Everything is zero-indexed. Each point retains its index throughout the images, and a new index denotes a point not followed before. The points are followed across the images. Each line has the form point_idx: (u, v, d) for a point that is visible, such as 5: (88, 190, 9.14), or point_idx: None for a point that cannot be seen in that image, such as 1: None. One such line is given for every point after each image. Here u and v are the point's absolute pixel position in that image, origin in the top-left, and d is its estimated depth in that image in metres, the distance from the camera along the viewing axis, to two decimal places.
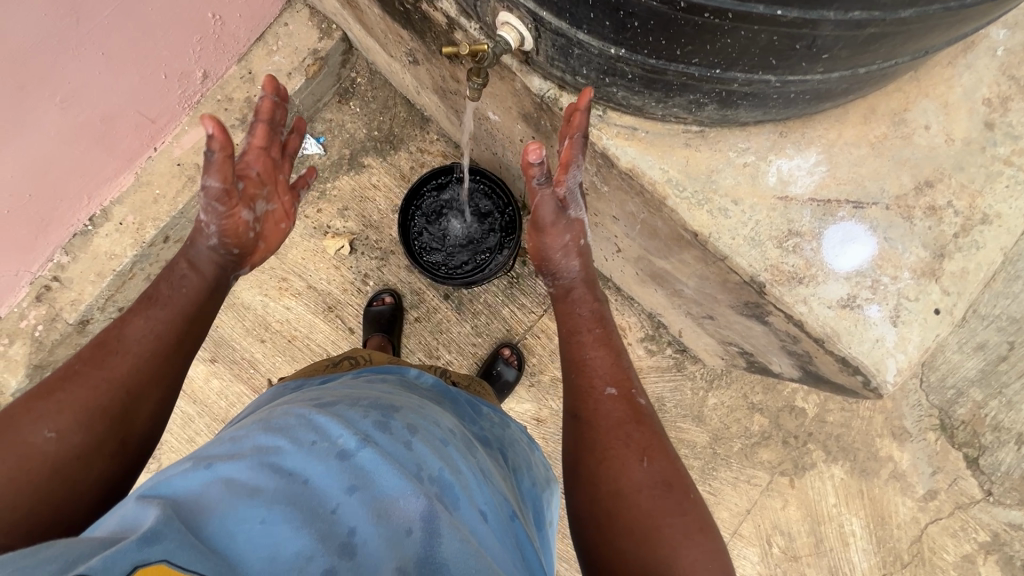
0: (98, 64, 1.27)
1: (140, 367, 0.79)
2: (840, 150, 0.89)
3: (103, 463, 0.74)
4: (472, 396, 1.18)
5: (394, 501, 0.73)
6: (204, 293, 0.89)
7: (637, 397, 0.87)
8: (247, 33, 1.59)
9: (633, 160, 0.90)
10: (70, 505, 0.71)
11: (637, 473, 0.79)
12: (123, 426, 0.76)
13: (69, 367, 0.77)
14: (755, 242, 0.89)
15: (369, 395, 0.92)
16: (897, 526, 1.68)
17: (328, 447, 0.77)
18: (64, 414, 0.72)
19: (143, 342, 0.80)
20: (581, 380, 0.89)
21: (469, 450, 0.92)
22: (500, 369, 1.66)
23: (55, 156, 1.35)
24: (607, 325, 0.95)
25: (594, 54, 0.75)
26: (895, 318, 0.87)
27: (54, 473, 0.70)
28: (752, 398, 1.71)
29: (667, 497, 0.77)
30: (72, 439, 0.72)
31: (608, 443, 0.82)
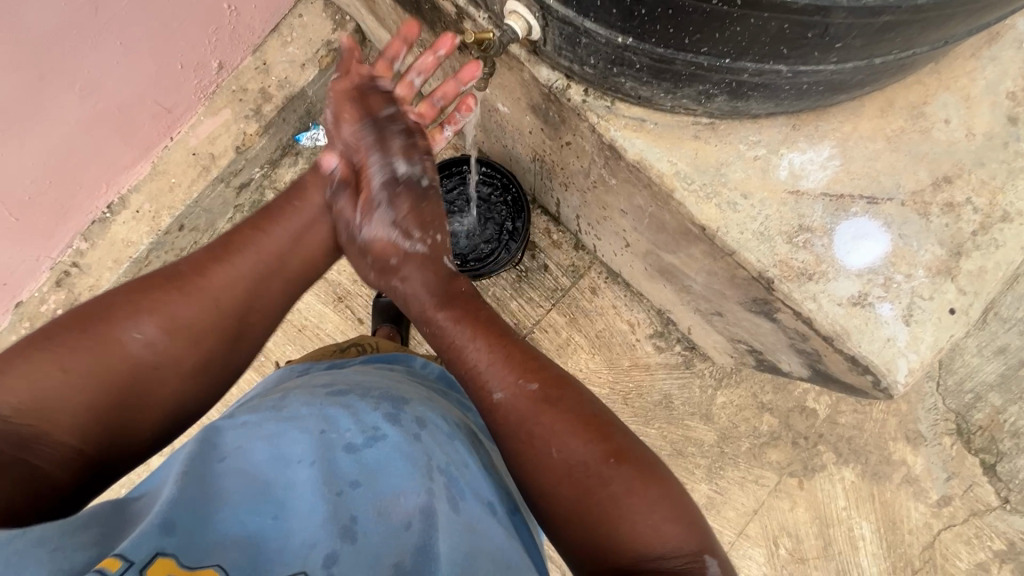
0: (116, 54, 1.29)
1: (230, 292, 0.84)
2: (854, 144, 0.87)
3: (178, 381, 0.79)
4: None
5: (396, 497, 0.73)
6: (293, 242, 0.91)
7: (528, 383, 0.79)
8: (262, 24, 1.60)
9: (641, 151, 0.89)
10: (137, 412, 0.76)
11: (552, 461, 0.75)
12: (205, 349, 0.81)
13: (171, 274, 0.83)
14: (764, 237, 0.87)
15: (378, 386, 0.92)
16: (909, 531, 1.64)
17: (337, 438, 0.78)
18: (157, 320, 0.78)
19: (242, 271, 0.86)
20: (471, 385, 0.82)
21: (474, 446, 0.91)
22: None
23: (74, 143, 1.38)
24: (477, 318, 0.86)
25: (602, 43, 0.74)
26: (907, 317, 0.85)
27: (132, 374, 0.75)
28: (762, 397, 1.69)
29: (590, 471, 0.74)
30: (161, 350, 0.78)
31: (519, 445, 0.77)
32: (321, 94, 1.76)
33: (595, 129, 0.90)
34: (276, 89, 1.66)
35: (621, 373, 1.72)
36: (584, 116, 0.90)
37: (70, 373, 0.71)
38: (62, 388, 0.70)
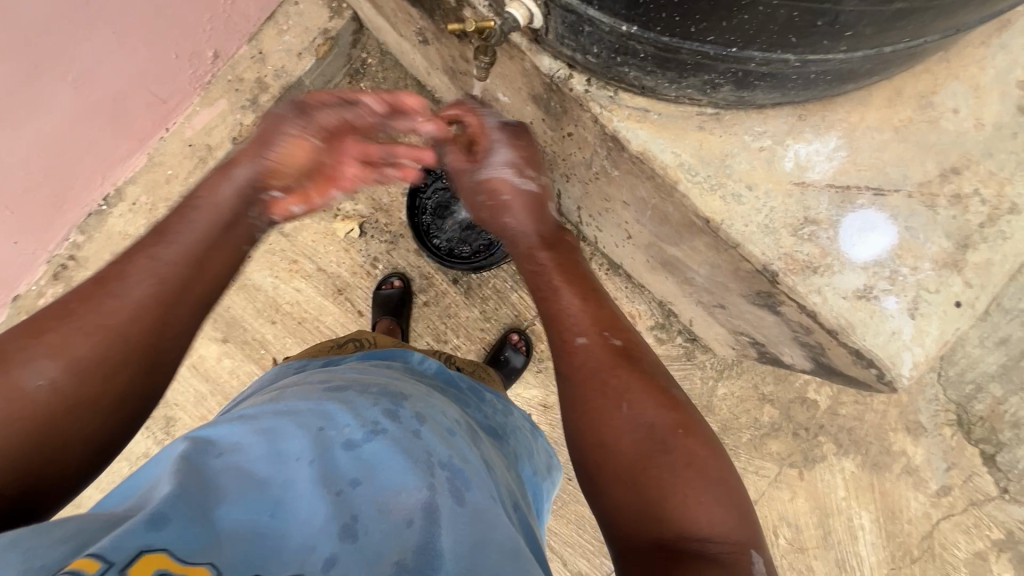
0: (109, 44, 1.27)
1: (139, 319, 0.76)
2: (861, 134, 0.86)
3: (98, 417, 0.72)
4: (475, 382, 1.19)
5: (395, 496, 0.73)
6: (218, 230, 0.88)
7: (610, 338, 0.86)
8: (257, 12, 1.58)
9: (645, 143, 0.88)
10: (63, 457, 0.69)
11: (619, 418, 0.78)
12: (121, 382, 0.74)
13: (65, 305, 0.75)
14: (768, 230, 0.86)
15: (377, 382, 0.93)
16: (908, 521, 1.65)
17: (336, 435, 0.78)
18: (58, 360, 0.70)
19: (146, 285, 0.78)
20: (554, 332, 0.90)
21: (474, 441, 0.92)
22: (508, 355, 1.66)
23: (69, 135, 1.36)
24: (574, 276, 0.96)
25: (606, 32, 0.73)
26: (913, 310, 0.84)
27: (45, 421, 0.68)
28: (763, 388, 1.69)
29: (651, 436, 0.76)
30: (68, 391, 0.70)
31: (587, 395, 0.82)
32: (318, 83, 1.71)
33: (598, 119, 0.89)
34: (272, 78, 1.62)
35: None
36: (587, 106, 0.89)
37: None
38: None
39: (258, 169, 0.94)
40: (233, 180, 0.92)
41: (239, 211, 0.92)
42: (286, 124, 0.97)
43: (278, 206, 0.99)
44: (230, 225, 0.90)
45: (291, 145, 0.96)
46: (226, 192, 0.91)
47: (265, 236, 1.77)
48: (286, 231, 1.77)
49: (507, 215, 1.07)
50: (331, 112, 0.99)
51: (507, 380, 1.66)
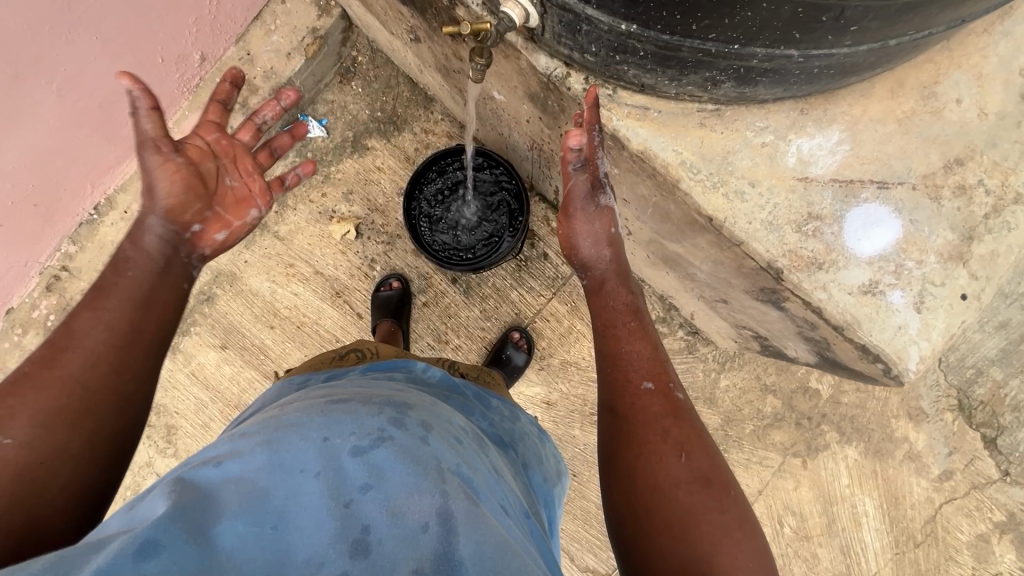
0: (92, 50, 1.24)
1: (94, 364, 0.75)
2: (864, 127, 0.85)
3: (74, 466, 0.71)
4: (480, 390, 1.18)
5: (406, 500, 0.72)
6: (157, 277, 0.87)
7: (675, 391, 0.88)
8: (244, 12, 1.54)
9: (645, 141, 0.86)
10: (44, 511, 0.68)
11: (675, 468, 0.80)
12: (87, 427, 0.73)
13: (14, 373, 0.73)
14: (772, 227, 0.85)
15: (381, 392, 0.91)
16: (911, 506, 1.67)
17: (341, 443, 0.77)
18: (18, 419, 0.69)
19: (95, 334, 0.77)
20: (616, 372, 0.90)
21: (481, 449, 0.91)
22: (510, 354, 1.65)
23: (55, 144, 1.33)
24: (642, 318, 0.96)
25: (604, 30, 0.71)
26: (918, 304, 0.83)
27: (16, 478, 0.67)
28: (766, 379, 1.69)
29: (705, 493, 0.78)
30: (36, 446, 0.69)
31: (647, 437, 0.82)
32: (309, 83, 1.67)
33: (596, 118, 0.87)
34: (261, 80, 1.59)
35: None
36: None
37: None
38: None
39: (165, 204, 0.90)
40: (151, 228, 0.90)
41: (170, 255, 0.91)
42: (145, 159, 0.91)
43: (203, 236, 0.96)
44: (167, 271, 0.89)
45: (167, 171, 0.92)
46: (149, 241, 0.89)
47: (260, 240, 1.75)
48: (281, 235, 1.75)
49: (602, 245, 1.00)
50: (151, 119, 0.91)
51: (510, 379, 1.65)
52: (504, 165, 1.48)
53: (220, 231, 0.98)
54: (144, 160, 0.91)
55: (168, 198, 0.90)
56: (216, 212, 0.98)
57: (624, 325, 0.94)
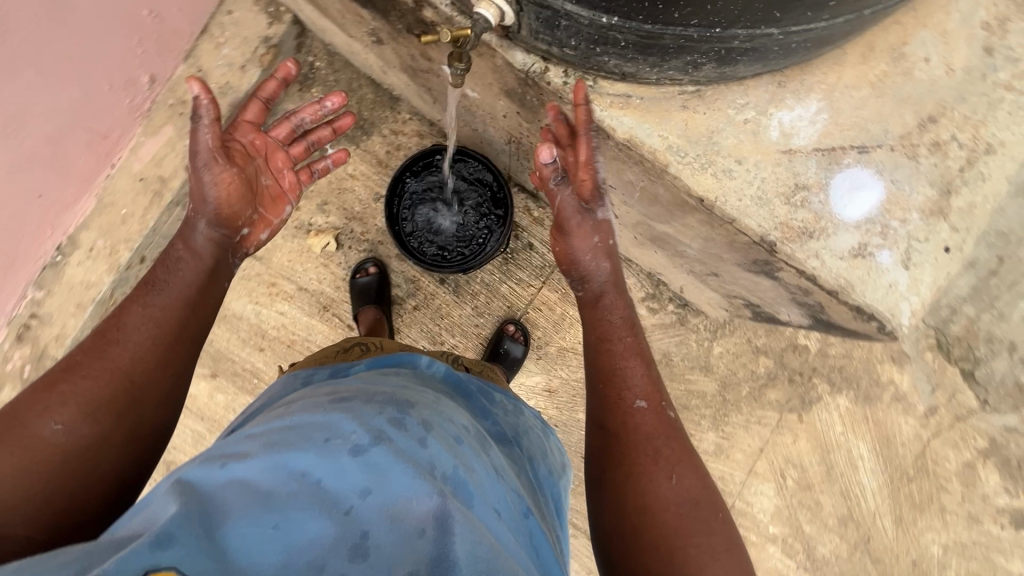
0: (33, 85, 1.17)
1: (138, 360, 0.86)
2: (840, 94, 0.86)
3: (113, 455, 0.81)
4: (484, 384, 1.19)
5: (405, 504, 0.72)
6: (201, 277, 0.98)
7: (666, 409, 0.91)
8: (190, 27, 1.47)
9: (631, 129, 0.86)
10: (82, 495, 0.78)
11: (667, 488, 0.84)
12: (128, 419, 0.83)
13: (72, 359, 0.85)
14: (762, 202, 0.86)
15: (383, 391, 0.91)
16: (902, 445, 1.73)
17: (342, 442, 0.76)
18: (69, 407, 0.79)
19: (140, 331, 0.88)
20: (609, 389, 0.92)
21: (482, 448, 0.91)
22: (508, 347, 1.66)
23: (6, 189, 1.25)
24: (638, 333, 0.98)
25: (584, 24, 0.70)
26: (906, 261, 0.86)
27: (61, 464, 0.77)
28: (756, 341, 1.74)
29: (695, 514, 0.83)
30: (83, 432, 0.79)
31: (637, 456, 0.86)
32: None
33: None
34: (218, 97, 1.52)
35: None
36: (567, 98, 0.86)
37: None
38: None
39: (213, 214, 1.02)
40: (200, 232, 1.02)
41: (217, 258, 1.02)
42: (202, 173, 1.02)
43: (249, 239, 1.11)
44: (211, 271, 1.00)
45: (221, 183, 1.02)
46: (200, 242, 1.01)
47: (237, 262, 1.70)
48: (259, 255, 1.70)
49: (598, 258, 1.01)
50: (212, 132, 1.03)
51: (511, 372, 1.66)
52: (482, 161, 1.46)
53: (264, 229, 1.14)
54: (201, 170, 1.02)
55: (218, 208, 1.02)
56: (261, 214, 1.13)
57: (619, 339, 0.96)
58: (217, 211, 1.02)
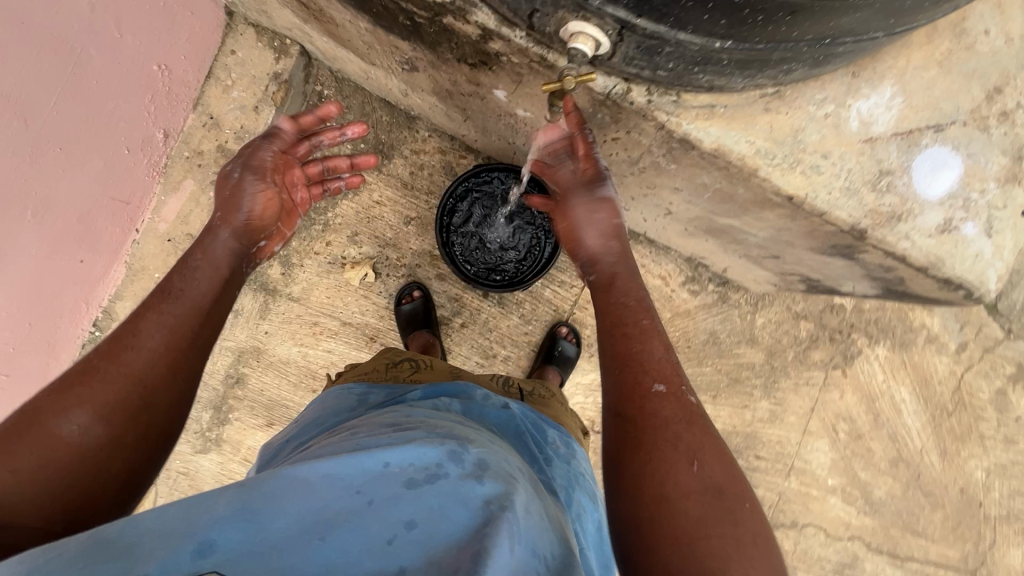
0: (58, 163, 1.11)
1: (152, 365, 0.80)
2: (911, 76, 0.88)
3: (129, 453, 0.77)
4: (536, 418, 1.17)
5: (444, 549, 0.67)
6: (216, 287, 0.91)
7: (687, 394, 0.85)
8: (195, 74, 1.39)
9: (718, 139, 0.87)
10: (101, 491, 0.75)
11: (688, 476, 0.76)
12: (144, 419, 0.78)
13: (88, 362, 0.78)
14: (850, 192, 0.88)
15: (445, 426, 0.88)
16: (939, 383, 1.85)
17: (400, 471, 0.74)
18: (86, 407, 0.74)
19: (156, 338, 0.81)
20: (626, 374, 0.86)
21: (539, 492, 0.85)
22: (562, 348, 1.67)
23: (42, 274, 1.19)
24: (653, 314, 0.93)
25: (691, 50, 0.69)
26: (989, 230, 0.91)
27: (78, 462, 0.73)
28: (796, 307, 1.79)
29: (719, 503, 0.74)
30: (100, 432, 0.74)
31: (655, 443, 0.79)
32: None
33: (665, 126, 0.86)
34: (235, 142, 1.46)
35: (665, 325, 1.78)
36: (652, 116, 0.86)
37: (18, 473, 0.69)
38: (15, 487, 0.69)
39: (247, 221, 1.00)
40: (221, 241, 0.96)
41: (235, 267, 0.96)
42: (243, 184, 1.02)
43: (266, 250, 1.06)
44: (229, 279, 0.95)
45: (259, 198, 1.02)
46: (218, 249, 0.95)
47: (275, 307, 1.65)
48: (296, 296, 1.66)
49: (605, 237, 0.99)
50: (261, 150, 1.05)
51: (565, 373, 1.67)
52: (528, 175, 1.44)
53: (281, 243, 1.11)
54: (243, 179, 1.03)
55: (252, 216, 1.01)
56: (281, 226, 1.09)
57: (636, 321, 0.91)
58: (248, 221, 1.00)
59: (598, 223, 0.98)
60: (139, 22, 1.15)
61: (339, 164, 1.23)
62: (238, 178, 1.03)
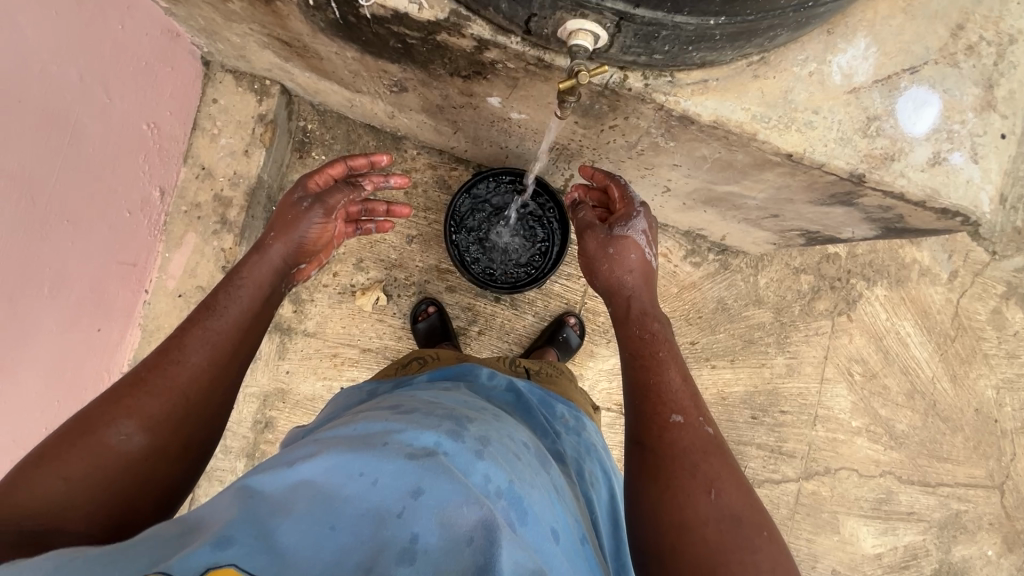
0: (68, 236, 1.11)
1: (198, 378, 0.87)
2: (881, 26, 0.94)
3: (168, 464, 0.83)
4: (545, 395, 1.29)
5: (455, 510, 0.72)
6: (257, 304, 0.99)
7: (704, 426, 0.92)
8: (182, 127, 1.40)
9: (715, 111, 0.91)
10: (138, 501, 0.79)
11: (706, 504, 0.83)
12: (184, 433, 0.84)
13: (134, 374, 0.84)
14: (845, 141, 0.94)
15: (444, 407, 0.95)
16: (938, 312, 1.92)
17: (400, 447, 0.79)
18: (134, 417, 0.80)
19: (200, 353, 0.88)
20: (645, 405, 0.95)
21: (543, 465, 0.94)
22: (566, 335, 1.68)
23: (65, 348, 1.18)
24: (673, 349, 1.04)
25: (686, 30, 0.74)
26: (975, 157, 0.97)
27: (125, 472, 0.78)
28: (794, 262, 1.86)
29: (735, 531, 0.80)
30: (147, 443, 0.80)
31: (676, 473, 0.86)
32: (274, 172, 1.55)
33: (664, 106, 0.91)
34: (231, 189, 1.47)
35: (675, 299, 1.83)
36: (651, 99, 0.90)
37: (71, 479, 0.74)
38: (63, 494, 0.73)
39: (299, 245, 1.10)
40: (269, 259, 1.06)
41: (274, 286, 1.05)
42: (308, 214, 1.11)
43: (303, 272, 1.15)
44: (268, 297, 1.02)
45: (319, 230, 1.13)
46: (262, 269, 1.04)
47: (293, 345, 1.66)
48: (312, 331, 1.67)
49: (625, 274, 1.14)
50: (342, 193, 1.17)
51: (564, 359, 1.68)
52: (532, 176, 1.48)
53: (316, 267, 1.20)
54: (309, 212, 1.12)
55: (306, 242, 1.11)
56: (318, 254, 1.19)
57: (653, 354, 1.02)
58: (302, 245, 1.10)
59: (616, 256, 1.14)
60: (126, 85, 1.16)
61: (377, 207, 1.31)
62: (307, 209, 1.12)
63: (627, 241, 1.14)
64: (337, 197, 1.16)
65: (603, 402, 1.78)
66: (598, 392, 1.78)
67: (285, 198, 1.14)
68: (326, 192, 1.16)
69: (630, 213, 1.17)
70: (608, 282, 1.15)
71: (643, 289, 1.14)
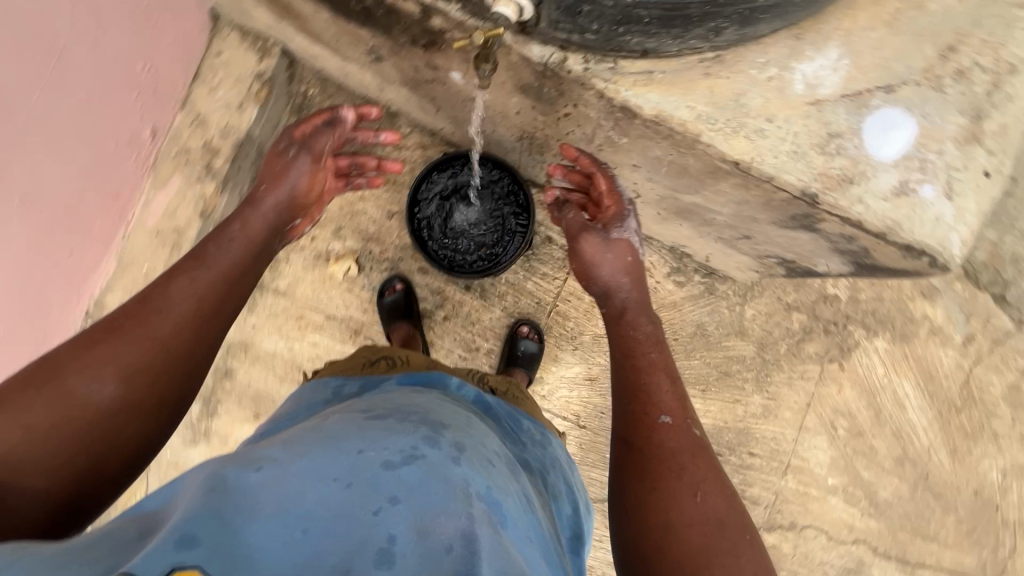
0: (44, 154, 1.14)
1: (180, 330, 0.83)
2: (857, 37, 0.87)
3: (141, 418, 0.77)
4: (511, 411, 1.20)
5: (434, 518, 0.67)
6: (249, 255, 0.98)
7: (691, 428, 0.88)
8: (182, 74, 1.47)
9: (658, 105, 0.87)
10: (107, 459, 0.75)
11: (690, 505, 0.78)
12: (160, 387, 0.79)
13: (110, 322, 0.81)
14: (798, 155, 0.87)
15: (419, 409, 0.88)
16: (945, 377, 1.73)
17: (376, 454, 0.72)
18: (106, 367, 0.76)
19: (184, 303, 0.85)
20: (635, 406, 0.90)
21: (512, 474, 0.88)
22: (523, 346, 1.64)
23: (34, 263, 1.22)
24: (662, 348, 1.00)
25: (609, 7, 0.71)
26: (949, 193, 0.89)
27: (93, 424, 0.73)
28: (787, 298, 1.74)
29: (721, 534, 0.75)
30: (119, 396, 0.75)
31: (661, 472, 0.81)
32: (267, 130, 1.59)
33: (604, 94, 0.87)
34: (219, 139, 1.52)
35: None
36: (590, 84, 0.87)
37: (30, 429, 0.69)
38: (23, 442, 0.68)
39: (294, 197, 1.12)
40: (262, 212, 1.07)
41: (268, 240, 1.04)
42: (297, 162, 1.14)
43: (298, 229, 1.18)
44: (261, 252, 1.01)
45: (308, 180, 1.14)
46: (257, 223, 1.04)
47: (262, 301, 1.70)
48: (282, 290, 1.70)
49: (620, 279, 1.09)
50: (329, 138, 1.18)
51: (532, 372, 1.65)
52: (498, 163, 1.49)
53: (310, 223, 1.23)
54: (298, 160, 1.14)
55: (298, 193, 1.12)
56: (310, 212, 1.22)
57: (644, 356, 0.98)
58: (296, 196, 1.12)
59: (610, 259, 1.09)
60: (121, 21, 1.21)
61: (368, 162, 1.33)
62: (294, 157, 1.14)
63: (626, 243, 1.10)
64: (322, 141, 1.16)
65: (559, 411, 1.72)
66: (555, 399, 1.72)
67: (272, 148, 1.17)
68: (311, 138, 1.17)
69: (621, 210, 1.13)
70: (607, 282, 1.09)
71: (636, 289, 1.09)
